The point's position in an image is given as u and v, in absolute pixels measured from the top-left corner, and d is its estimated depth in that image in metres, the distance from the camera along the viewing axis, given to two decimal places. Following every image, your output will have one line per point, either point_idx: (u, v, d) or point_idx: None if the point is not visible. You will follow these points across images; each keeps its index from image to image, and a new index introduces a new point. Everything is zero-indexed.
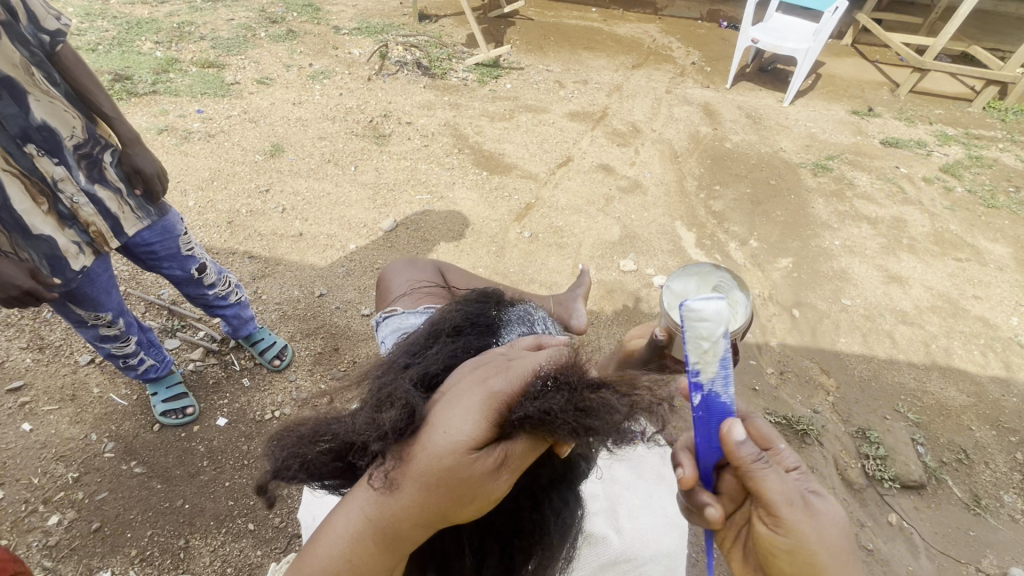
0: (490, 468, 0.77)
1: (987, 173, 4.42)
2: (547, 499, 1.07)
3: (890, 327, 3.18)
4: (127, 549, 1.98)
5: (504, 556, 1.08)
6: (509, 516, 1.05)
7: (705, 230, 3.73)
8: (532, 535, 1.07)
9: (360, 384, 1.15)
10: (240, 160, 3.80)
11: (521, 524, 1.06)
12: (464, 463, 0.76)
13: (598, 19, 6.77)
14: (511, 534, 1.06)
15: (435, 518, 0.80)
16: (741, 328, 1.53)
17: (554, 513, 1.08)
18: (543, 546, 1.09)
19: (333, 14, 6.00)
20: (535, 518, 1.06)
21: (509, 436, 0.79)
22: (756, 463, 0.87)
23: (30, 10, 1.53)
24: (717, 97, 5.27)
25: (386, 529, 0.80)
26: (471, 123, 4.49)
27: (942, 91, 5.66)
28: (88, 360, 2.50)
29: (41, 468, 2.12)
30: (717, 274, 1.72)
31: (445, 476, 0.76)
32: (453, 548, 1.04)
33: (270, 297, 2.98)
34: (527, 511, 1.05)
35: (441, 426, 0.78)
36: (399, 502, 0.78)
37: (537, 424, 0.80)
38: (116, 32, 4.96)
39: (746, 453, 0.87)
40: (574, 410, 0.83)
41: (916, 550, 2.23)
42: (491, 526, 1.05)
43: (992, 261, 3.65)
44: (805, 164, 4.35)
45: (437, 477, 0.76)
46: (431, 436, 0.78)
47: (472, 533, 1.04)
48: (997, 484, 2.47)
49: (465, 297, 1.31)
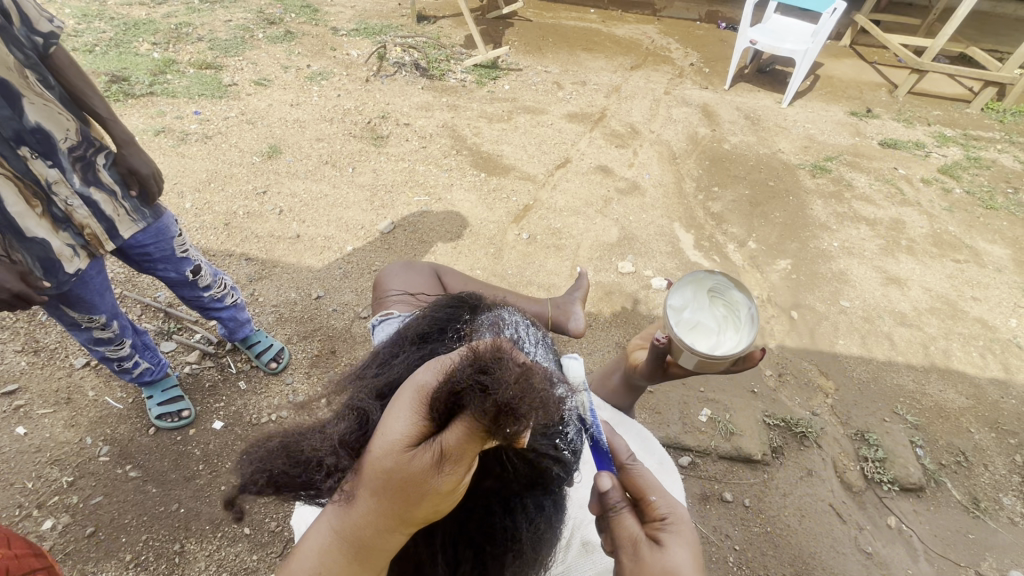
0: (426, 461, 0.74)
1: (985, 175, 4.42)
2: (520, 504, 1.06)
3: (889, 329, 3.18)
4: (121, 554, 1.97)
5: (478, 563, 1.05)
6: (480, 520, 1.03)
7: (703, 231, 3.72)
8: (505, 541, 1.05)
9: (336, 394, 1.14)
10: (237, 162, 3.78)
11: (493, 530, 1.04)
12: (398, 459, 0.75)
13: (597, 20, 6.77)
14: (484, 540, 1.04)
15: (395, 522, 0.79)
16: (745, 348, 1.53)
17: (525, 517, 1.07)
18: (516, 552, 1.07)
19: (331, 15, 5.99)
20: (507, 524, 1.05)
21: (445, 427, 0.76)
22: (613, 508, 1.04)
23: (21, 13, 1.52)
24: (716, 99, 5.26)
25: (352, 537, 0.81)
26: (469, 125, 4.48)
27: (940, 92, 5.66)
28: (83, 363, 2.49)
29: (36, 472, 2.11)
30: (712, 277, 1.67)
31: (385, 475, 0.76)
32: (426, 555, 1.01)
33: (267, 299, 2.96)
34: (499, 511, 1.03)
35: (380, 429, 0.78)
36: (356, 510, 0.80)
37: (452, 404, 0.76)
38: (113, 33, 4.94)
39: (606, 499, 1.05)
40: (484, 390, 0.74)
41: (915, 553, 2.22)
42: (464, 531, 1.03)
43: (990, 262, 3.65)
44: (804, 165, 4.35)
45: (378, 480, 0.76)
46: (374, 441, 0.79)
47: (445, 539, 1.01)
48: (996, 486, 2.46)
49: (439, 303, 1.29)
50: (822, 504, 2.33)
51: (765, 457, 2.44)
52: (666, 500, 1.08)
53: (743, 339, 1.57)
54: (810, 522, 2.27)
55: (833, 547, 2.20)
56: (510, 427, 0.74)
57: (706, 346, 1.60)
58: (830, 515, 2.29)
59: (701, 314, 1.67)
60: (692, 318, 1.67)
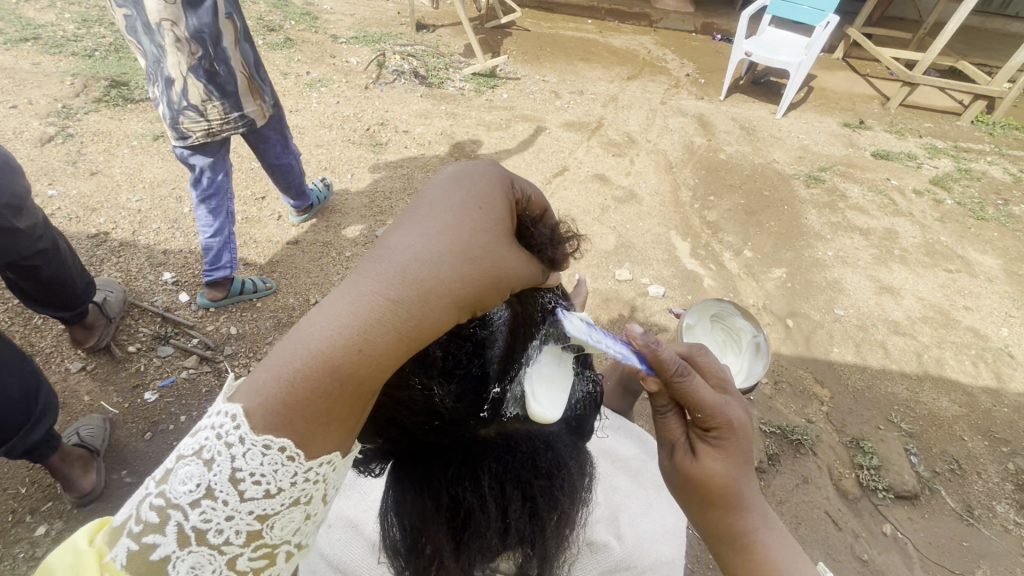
0: (501, 231, 0.79)
1: (976, 186, 4.48)
2: (557, 440, 1.11)
3: (883, 337, 3.21)
4: (85, 485, 1.99)
5: (528, 501, 1.05)
6: (525, 453, 1.05)
7: (700, 239, 3.76)
8: (550, 473, 1.07)
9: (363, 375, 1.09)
10: (236, 167, 3.80)
11: (539, 461, 1.06)
12: (479, 222, 0.77)
13: (594, 31, 6.84)
14: (531, 473, 1.06)
15: (471, 307, 0.74)
16: (752, 372, 1.70)
17: (566, 451, 1.11)
18: (564, 479, 1.08)
19: (330, 23, 6.04)
20: (551, 457, 1.08)
21: (498, 206, 0.83)
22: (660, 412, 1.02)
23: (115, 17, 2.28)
24: (711, 109, 5.32)
25: (415, 311, 0.67)
26: (468, 133, 4.51)
27: (931, 104, 5.74)
28: (80, 367, 2.45)
29: (29, 477, 2.07)
30: (718, 305, 1.79)
31: (474, 243, 0.73)
32: (476, 502, 1.01)
33: (266, 304, 2.95)
34: (532, 443, 1.07)
35: (465, 204, 0.77)
36: (430, 276, 0.68)
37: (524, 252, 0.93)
38: (112, 38, 4.91)
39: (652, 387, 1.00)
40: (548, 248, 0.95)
41: (910, 560, 2.23)
42: (508, 470, 1.03)
43: (982, 272, 3.70)
44: (798, 175, 4.40)
45: (472, 260, 0.72)
46: (460, 213, 0.76)
47: (492, 480, 1.02)
48: (990, 495, 2.48)
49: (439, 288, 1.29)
50: (818, 512, 2.33)
51: (762, 465, 2.46)
52: (713, 409, 0.94)
53: (746, 364, 1.76)
54: (807, 529, 2.27)
55: (830, 554, 2.20)
56: (529, 214, 0.97)
57: None
58: (826, 523, 2.30)
59: (705, 340, 1.77)
60: (699, 345, 1.74)
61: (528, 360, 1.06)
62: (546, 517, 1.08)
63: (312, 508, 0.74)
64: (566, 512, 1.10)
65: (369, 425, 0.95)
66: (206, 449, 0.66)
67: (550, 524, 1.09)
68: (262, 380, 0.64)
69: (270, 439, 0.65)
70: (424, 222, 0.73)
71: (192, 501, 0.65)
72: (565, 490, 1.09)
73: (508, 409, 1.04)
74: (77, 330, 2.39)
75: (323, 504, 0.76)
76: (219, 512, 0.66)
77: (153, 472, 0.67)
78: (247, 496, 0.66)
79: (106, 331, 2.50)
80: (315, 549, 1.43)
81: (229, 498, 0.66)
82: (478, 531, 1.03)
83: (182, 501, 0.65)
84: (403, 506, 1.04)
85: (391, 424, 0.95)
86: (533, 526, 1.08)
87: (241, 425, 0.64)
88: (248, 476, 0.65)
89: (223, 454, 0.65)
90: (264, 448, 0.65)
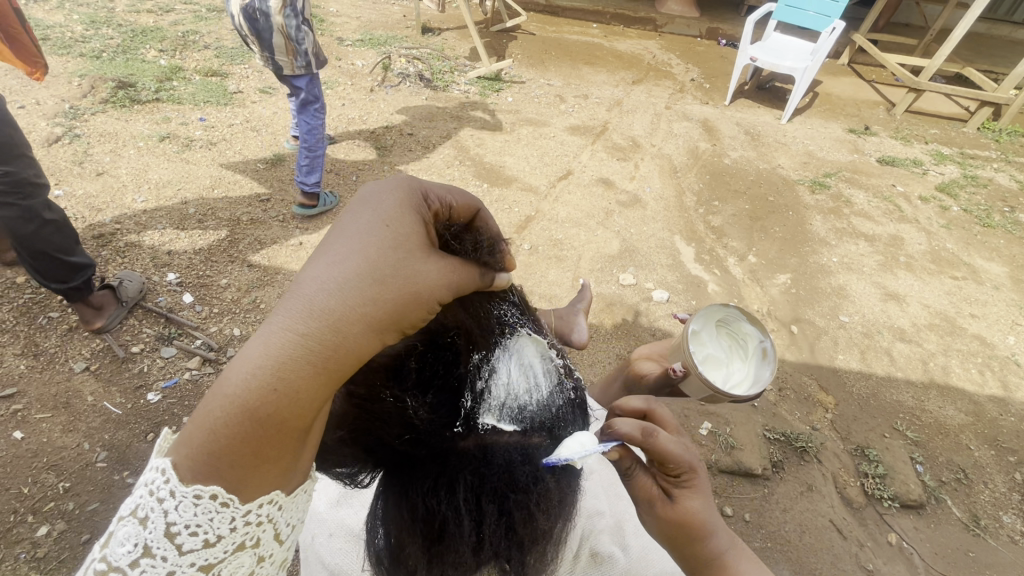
0: (415, 243, 0.78)
1: (982, 193, 4.46)
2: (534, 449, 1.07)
3: (888, 345, 3.19)
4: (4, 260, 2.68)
5: (504, 514, 1.00)
6: (501, 465, 1.01)
7: (704, 244, 3.74)
8: (527, 486, 1.02)
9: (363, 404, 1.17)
10: (241, 169, 3.82)
11: (515, 474, 1.02)
12: (388, 238, 0.75)
13: (599, 35, 6.86)
14: (507, 486, 1.01)
15: (391, 326, 0.73)
16: (762, 380, 1.68)
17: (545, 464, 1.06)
18: (540, 493, 1.03)
19: (336, 25, 6.06)
20: (529, 470, 1.03)
21: (412, 216, 0.81)
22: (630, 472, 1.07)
23: None
24: (716, 114, 5.32)
25: (328, 340, 0.67)
26: (473, 136, 4.52)
27: (937, 110, 5.72)
28: (83, 368, 2.45)
29: (31, 477, 2.06)
30: (723, 311, 1.78)
31: (384, 262, 0.72)
32: (450, 514, 0.96)
33: (268, 306, 2.95)
34: (506, 453, 1.04)
35: (375, 221, 0.76)
36: (338, 304, 0.68)
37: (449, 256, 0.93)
38: (120, 39, 4.93)
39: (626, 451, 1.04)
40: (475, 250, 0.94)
41: (916, 570, 2.20)
42: (485, 481, 0.99)
43: (988, 280, 3.68)
44: (803, 180, 4.39)
45: (383, 281, 0.71)
46: (368, 232, 0.75)
47: (468, 492, 0.98)
48: (996, 505, 2.46)
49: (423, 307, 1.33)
50: (822, 520, 2.31)
51: (766, 473, 2.44)
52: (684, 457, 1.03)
53: (753, 369, 1.74)
54: (811, 538, 2.25)
55: (835, 565, 2.18)
56: (453, 221, 0.95)
57: (721, 378, 1.68)
58: (830, 532, 2.28)
59: (711, 347, 1.76)
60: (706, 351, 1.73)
61: (484, 374, 1.08)
62: (524, 532, 1.02)
63: (262, 550, 0.76)
64: (546, 527, 1.05)
65: (350, 440, 0.97)
66: (141, 507, 0.69)
67: (532, 541, 1.04)
68: (191, 433, 0.66)
69: (201, 488, 0.68)
70: (331, 248, 0.72)
71: (131, 561, 0.68)
72: (542, 506, 1.03)
73: (484, 418, 1.05)
74: (87, 310, 2.51)
75: (276, 544, 0.79)
76: (159, 569, 0.69)
77: (99, 537, 0.72)
78: (186, 549, 0.69)
79: (116, 313, 2.61)
80: (317, 558, 1.41)
81: (168, 554, 0.69)
82: (454, 545, 0.97)
83: (121, 563, 0.68)
84: (389, 520, 1.03)
85: (369, 438, 0.98)
86: (510, 539, 1.01)
87: (171, 479, 0.68)
88: (182, 529, 0.68)
89: (156, 510, 0.68)
90: (197, 497, 0.68)
